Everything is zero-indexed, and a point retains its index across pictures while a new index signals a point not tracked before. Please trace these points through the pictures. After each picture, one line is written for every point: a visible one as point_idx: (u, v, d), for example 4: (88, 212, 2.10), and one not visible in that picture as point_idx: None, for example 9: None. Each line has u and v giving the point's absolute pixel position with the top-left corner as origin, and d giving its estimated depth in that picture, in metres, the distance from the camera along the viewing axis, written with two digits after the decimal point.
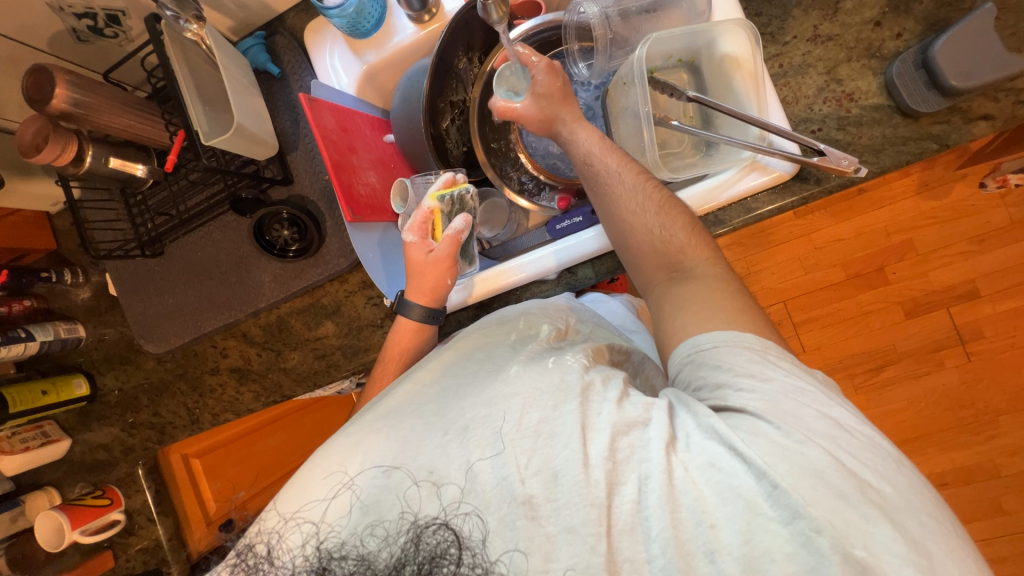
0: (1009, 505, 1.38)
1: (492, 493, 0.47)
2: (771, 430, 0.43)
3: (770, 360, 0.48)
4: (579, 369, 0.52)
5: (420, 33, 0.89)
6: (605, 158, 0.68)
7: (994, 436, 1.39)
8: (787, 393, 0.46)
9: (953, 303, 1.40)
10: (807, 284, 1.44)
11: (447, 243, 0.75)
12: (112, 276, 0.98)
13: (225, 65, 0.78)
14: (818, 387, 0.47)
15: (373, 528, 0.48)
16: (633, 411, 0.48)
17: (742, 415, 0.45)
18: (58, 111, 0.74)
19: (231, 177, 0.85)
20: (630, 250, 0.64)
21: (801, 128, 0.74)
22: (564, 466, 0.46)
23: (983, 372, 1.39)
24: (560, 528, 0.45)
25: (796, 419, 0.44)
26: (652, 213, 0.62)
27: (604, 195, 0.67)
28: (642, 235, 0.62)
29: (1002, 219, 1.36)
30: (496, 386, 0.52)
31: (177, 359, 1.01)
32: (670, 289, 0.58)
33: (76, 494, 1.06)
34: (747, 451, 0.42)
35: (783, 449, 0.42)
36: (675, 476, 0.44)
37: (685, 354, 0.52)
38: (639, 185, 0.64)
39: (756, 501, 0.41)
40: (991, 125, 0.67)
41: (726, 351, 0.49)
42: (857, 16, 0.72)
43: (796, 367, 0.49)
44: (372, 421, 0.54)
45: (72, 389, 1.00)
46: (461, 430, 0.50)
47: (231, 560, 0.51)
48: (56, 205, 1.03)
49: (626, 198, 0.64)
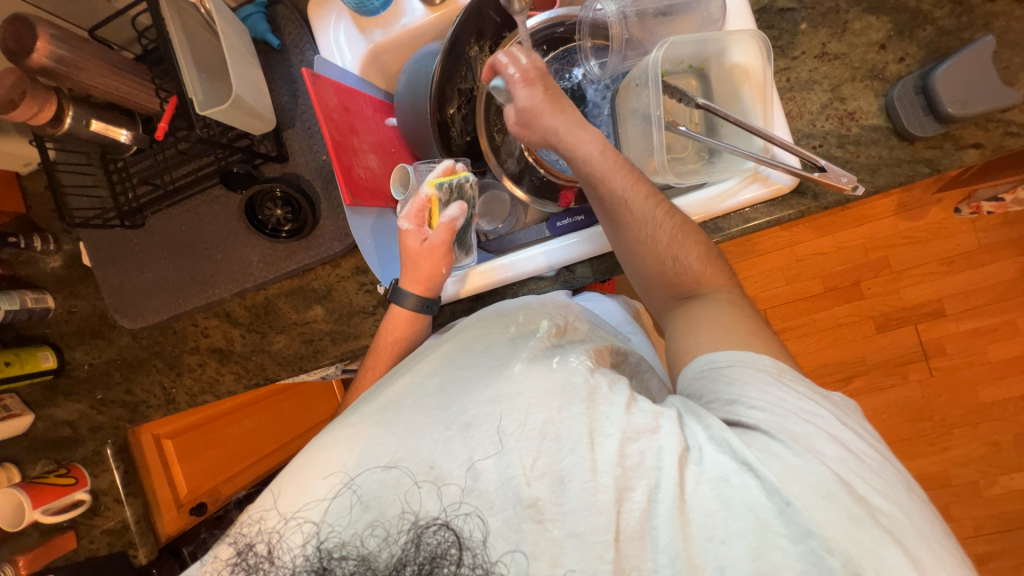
0: (957, 512, 1.48)
1: (498, 493, 0.47)
2: (784, 450, 0.44)
3: (784, 382, 0.50)
4: (586, 372, 0.52)
5: (430, 16, 0.86)
6: (612, 182, 0.65)
7: (948, 447, 1.47)
8: (796, 413, 0.48)
9: (922, 320, 1.46)
10: (786, 294, 1.49)
11: (443, 231, 0.74)
12: (87, 245, 0.93)
13: (224, 30, 0.74)
14: (830, 412, 0.49)
15: (375, 526, 0.48)
16: (642, 418, 0.48)
17: (754, 433, 0.46)
18: (38, 66, 0.69)
19: (223, 150, 0.81)
20: (643, 278, 0.67)
21: (802, 143, 0.76)
22: (572, 470, 0.47)
23: (943, 387, 1.47)
24: (565, 533, 0.46)
25: (807, 439, 0.46)
26: (664, 243, 0.63)
27: (618, 224, 0.66)
28: (654, 266, 0.64)
29: (972, 242, 1.43)
30: (501, 384, 0.52)
31: (154, 336, 0.97)
32: (682, 313, 0.61)
33: (37, 471, 1.01)
34: (761, 470, 0.43)
35: (794, 470, 0.43)
36: (685, 489, 0.45)
37: (698, 370, 0.54)
38: (649, 213, 0.64)
39: (767, 518, 0.42)
40: (980, 153, 0.70)
41: (738, 370, 0.51)
42: (864, 38, 0.74)
43: (809, 391, 0.51)
44: (371, 415, 0.53)
45: (37, 361, 0.95)
46: (464, 426, 0.50)
47: (231, 559, 0.50)
48: (28, 166, 0.97)
49: (642, 231, 0.64)
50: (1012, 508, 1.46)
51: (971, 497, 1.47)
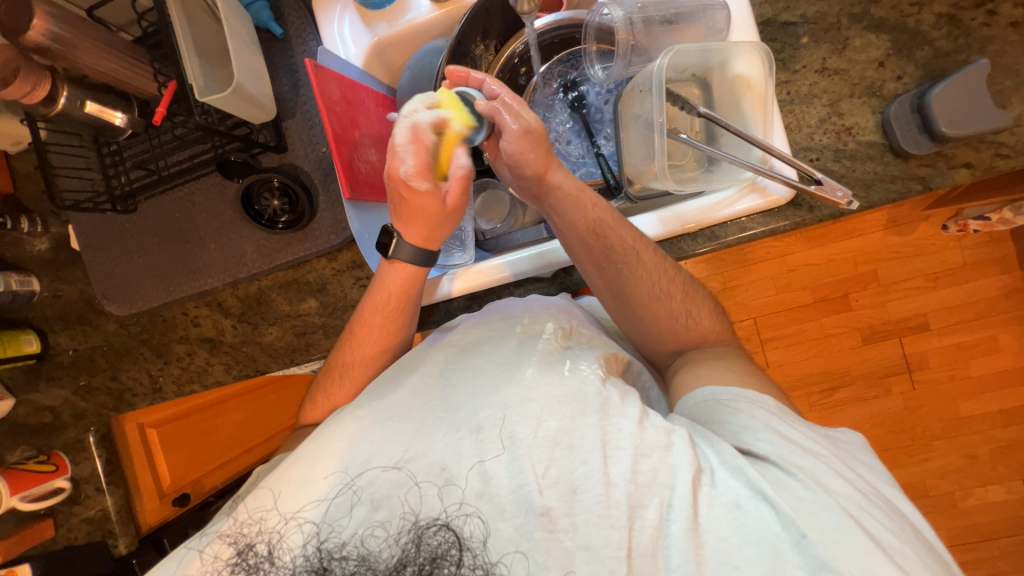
0: (934, 523, 1.51)
1: (509, 499, 0.47)
2: (796, 483, 0.46)
3: (787, 421, 0.53)
4: (598, 382, 0.53)
5: (436, 13, 0.86)
6: (616, 230, 0.67)
7: (927, 459, 1.51)
8: (804, 448, 0.50)
9: (906, 334, 1.50)
10: (777, 303, 1.51)
11: (457, 183, 0.65)
12: (76, 228, 0.92)
13: (227, 16, 0.74)
14: (837, 451, 0.52)
15: (376, 527, 0.48)
16: (655, 435, 0.49)
17: (766, 464, 0.49)
18: (34, 44, 0.69)
19: (222, 138, 0.81)
20: (651, 334, 0.70)
21: (801, 156, 0.77)
22: (585, 482, 0.47)
23: (925, 400, 1.50)
24: (578, 544, 0.46)
25: (816, 470, 0.48)
26: (678, 300, 0.68)
27: (621, 275, 0.67)
28: (666, 322, 0.68)
29: (958, 260, 1.47)
30: (512, 388, 0.52)
31: (143, 323, 0.96)
32: (687, 364, 0.66)
33: (16, 458, 0.99)
34: (776, 500, 0.45)
35: (807, 503, 0.45)
36: (700, 512, 0.47)
37: (701, 398, 0.58)
38: (659, 270, 0.68)
39: (782, 548, 0.44)
40: (971, 173, 0.72)
41: (743, 405, 0.55)
42: (863, 55, 0.76)
43: (814, 433, 0.53)
44: (382, 408, 0.54)
45: (20, 345, 0.93)
46: (474, 429, 0.50)
47: (230, 559, 0.49)
48: (17, 145, 0.95)
49: (647, 284, 0.67)
50: (987, 519, 1.50)
51: (948, 508, 1.51)
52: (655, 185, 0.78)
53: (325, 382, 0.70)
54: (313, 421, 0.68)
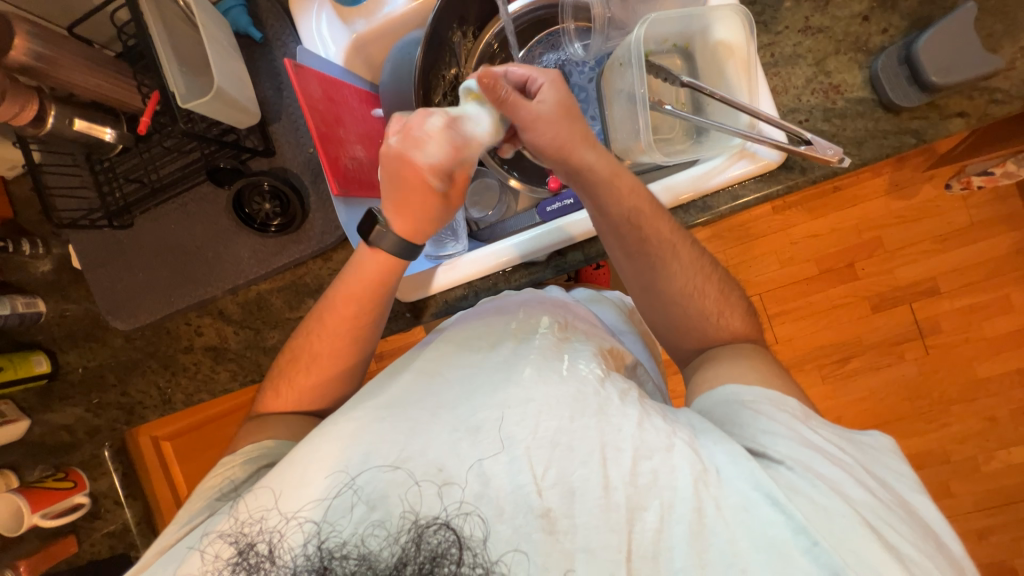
0: (956, 488, 1.48)
1: (509, 500, 0.47)
2: (810, 488, 0.46)
3: (810, 426, 0.53)
4: (598, 382, 0.53)
5: (413, 4, 0.86)
6: (655, 221, 0.67)
7: (946, 424, 1.48)
8: (821, 455, 0.50)
9: (916, 299, 1.47)
10: (780, 278, 1.50)
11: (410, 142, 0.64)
12: (76, 247, 0.93)
13: (203, 23, 0.74)
14: (858, 461, 0.51)
15: (375, 526, 0.47)
16: (657, 436, 0.49)
17: (780, 466, 0.48)
18: (17, 64, 0.69)
19: (209, 145, 0.81)
20: (672, 329, 0.69)
21: (789, 118, 0.76)
22: (584, 484, 0.47)
23: (939, 365, 1.48)
24: (577, 546, 0.46)
25: (832, 475, 0.48)
26: (712, 299, 0.67)
27: (655, 266, 0.67)
28: (692, 319, 0.67)
29: (964, 220, 1.44)
30: (511, 389, 0.52)
31: (147, 336, 0.97)
32: (707, 361, 0.65)
33: (36, 476, 1.01)
34: (789, 505, 0.45)
35: (821, 509, 0.45)
36: (706, 515, 0.46)
37: (723, 397, 0.57)
38: (694, 265, 0.67)
39: (791, 552, 0.44)
40: (966, 122, 0.70)
41: (766, 406, 0.54)
42: (847, 10, 0.74)
43: (836, 438, 0.53)
44: (375, 409, 0.53)
45: (31, 366, 0.94)
46: (472, 429, 0.50)
47: (231, 559, 0.50)
48: (13, 169, 0.96)
49: (680, 280, 0.67)
50: (1010, 483, 1.47)
51: (969, 473, 1.48)
52: (644, 159, 0.77)
53: (285, 369, 0.71)
54: (278, 408, 0.69)
